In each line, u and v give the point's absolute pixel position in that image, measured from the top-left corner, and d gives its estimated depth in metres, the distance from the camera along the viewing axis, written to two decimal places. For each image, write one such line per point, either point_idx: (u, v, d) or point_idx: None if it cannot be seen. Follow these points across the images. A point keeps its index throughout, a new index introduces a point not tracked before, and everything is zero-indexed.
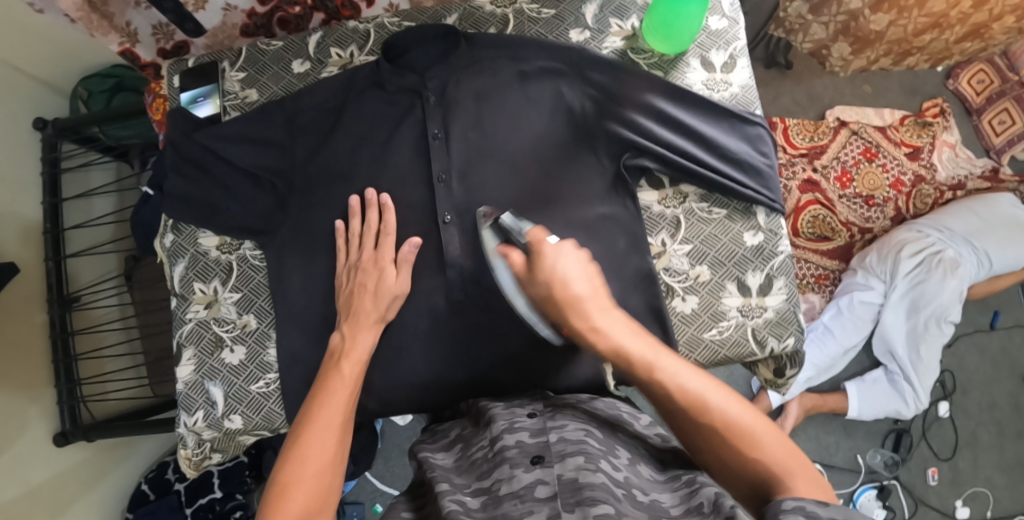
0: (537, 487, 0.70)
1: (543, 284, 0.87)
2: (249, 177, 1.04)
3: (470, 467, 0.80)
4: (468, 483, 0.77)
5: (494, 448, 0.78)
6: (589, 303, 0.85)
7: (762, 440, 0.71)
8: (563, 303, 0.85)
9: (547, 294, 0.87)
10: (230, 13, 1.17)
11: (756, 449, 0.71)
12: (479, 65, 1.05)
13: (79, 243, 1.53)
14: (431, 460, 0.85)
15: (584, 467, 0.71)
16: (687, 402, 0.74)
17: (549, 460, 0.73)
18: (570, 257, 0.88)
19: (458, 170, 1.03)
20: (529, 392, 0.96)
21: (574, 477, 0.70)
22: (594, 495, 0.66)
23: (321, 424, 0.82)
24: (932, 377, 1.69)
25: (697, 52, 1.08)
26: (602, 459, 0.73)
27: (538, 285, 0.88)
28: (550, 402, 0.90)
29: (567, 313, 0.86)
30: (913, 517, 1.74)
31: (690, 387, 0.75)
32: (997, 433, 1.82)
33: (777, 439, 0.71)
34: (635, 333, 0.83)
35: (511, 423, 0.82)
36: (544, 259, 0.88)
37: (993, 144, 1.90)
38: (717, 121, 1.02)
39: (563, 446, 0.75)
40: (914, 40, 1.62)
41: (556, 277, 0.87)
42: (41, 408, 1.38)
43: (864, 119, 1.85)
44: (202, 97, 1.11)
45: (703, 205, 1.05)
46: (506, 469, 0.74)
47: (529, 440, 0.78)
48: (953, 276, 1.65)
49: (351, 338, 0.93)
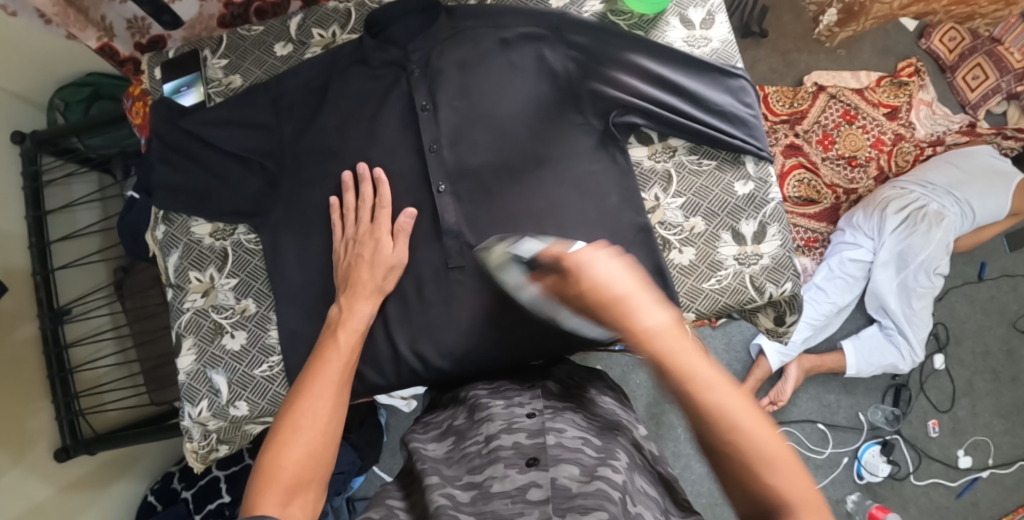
0: (530, 489, 0.70)
1: (581, 296, 0.76)
2: (238, 160, 1.04)
3: (461, 459, 0.80)
4: (459, 476, 0.77)
5: (489, 445, 0.78)
6: (635, 300, 0.73)
7: (772, 479, 0.63)
8: (610, 306, 0.73)
9: (589, 305, 0.75)
10: (206, 4, 1.17)
11: (767, 485, 0.63)
12: (461, 35, 1.05)
13: (68, 255, 1.51)
14: (422, 450, 0.84)
15: (580, 477, 0.70)
16: (711, 423, 0.66)
17: (544, 463, 0.73)
18: (600, 258, 0.77)
19: (448, 138, 1.03)
20: (527, 383, 0.94)
21: (567, 485, 0.69)
22: (587, 502, 0.66)
23: (316, 394, 0.82)
24: (926, 330, 1.71)
25: (675, 10, 1.09)
26: (600, 466, 0.72)
27: (577, 299, 0.76)
28: (553, 398, 0.87)
29: (613, 317, 0.73)
30: (916, 470, 1.77)
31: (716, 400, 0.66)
32: (992, 380, 1.85)
33: (802, 485, 0.63)
34: (680, 331, 0.71)
35: (509, 422, 0.81)
36: (574, 267, 0.77)
37: (968, 99, 1.91)
38: (700, 75, 1.03)
39: (559, 451, 0.74)
40: (900, 13, 1.60)
41: (596, 283, 0.75)
42: (38, 423, 1.36)
43: (841, 83, 1.84)
44: (185, 86, 1.11)
45: (692, 158, 1.06)
46: (501, 467, 0.74)
47: (525, 440, 0.77)
48: (938, 227, 1.67)
49: (348, 309, 0.94)
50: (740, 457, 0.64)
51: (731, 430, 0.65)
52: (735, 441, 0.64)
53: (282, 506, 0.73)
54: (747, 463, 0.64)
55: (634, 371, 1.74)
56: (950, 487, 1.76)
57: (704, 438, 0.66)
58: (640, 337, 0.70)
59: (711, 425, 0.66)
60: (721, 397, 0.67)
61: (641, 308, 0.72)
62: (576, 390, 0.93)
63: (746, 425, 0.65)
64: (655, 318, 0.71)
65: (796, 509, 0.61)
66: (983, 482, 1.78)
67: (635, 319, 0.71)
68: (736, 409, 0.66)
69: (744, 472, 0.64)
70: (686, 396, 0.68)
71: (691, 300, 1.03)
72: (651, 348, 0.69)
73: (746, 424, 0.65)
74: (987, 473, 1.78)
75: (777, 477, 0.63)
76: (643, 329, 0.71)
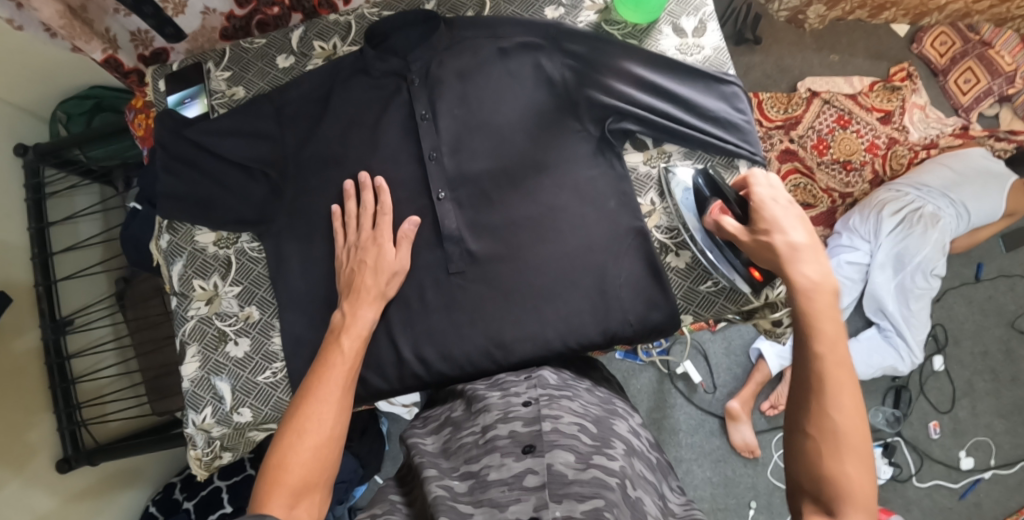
0: (526, 476, 0.71)
1: (762, 230, 0.91)
2: (242, 169, 1.06)
3: (458, 450, 0.81)
4: (457, 467, 0.78)
5: (486, 436, 0.79)
6: (805, 251, 0.87)
7: (838, 467, 0.72)
8: (776, 246, 0.88)
9: (764, 239, 0.90)
10: (209, 17, 1.20)
11: (835, 467, 0.72)
12: (459, 45, 1.07)
13: (70, 266, 1.52)
14: (420, 445, 0.86)
15: (576, 465, 0.72)
16: (817, 397, 0.76)
17: (540, 449, 0.74)
18: (786, 210, 0.92)
19: (448, 145, 1.05)
20: (523, 375, 0.96)
21: (563, 471, 0.71)
22: (584, 490, 0.68)
23: (320, 399, 0.83)
24: (924, 331, 1.72)
25: (668, 19, 1.11)
26: (594, 455, 0.74)
27: (757, 235, 0.92)
28: (549, 387, 0.89)
29: (782, 255, 0.88)
30: (919, 472, 1.77)
31: (828, 379, 0.77)
32: (992, 381, 1.86)
33: (863, 480, 0.72)
34: (834, 300, 0.83)
35: (505, 413, 0.83)
36: (765, 209, 0.92)
37: (960, 103, 1.92)
38: (693, 83, 1.05)
39: (554, 436, 0.76)
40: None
41: (776, 222, 0.91)
42: (40, 435, 1.36)
43: (835, 88, 1.86)
44: (190, 98, 1.13)
45: (687, 162, 1.07)
46: (497, 457, 0.75)
47: (521, 429, 0.78)
48: (934, 229, 1.69)
49: (351, 314, 0.95)
50: (824, 438, 0.74)
51: (829, 411, 0.75)
52: (827, 416, 0.75)
53: (289, 507, 0.76)
54: (828, 445, 0.74)
55: (635, 375, 1.75)
56: (951, 489, 1.77)
57: (802, 403, 0.78)
58: (794, 288, 0.84)
59: (815, 399, 0.76)
60: (835, 383, 0.76)
61: (804, 259, 0.86)
62: (574, 382, 0.94)
63: (842, 417, 0.75)
64: (817, 274, 0.84)
65: (847, 492, 0.71)
66: (985, 483, 1.78)
67: (794, 269, 0.85)
68: (843, 399, 0.76)
69: (822, 452, 0.74)
70: (810, 364, 0.78)
71: (689, 303, 1.05)
72: (801, 294, 0.83)
73: (844, 413, 0.75)
74: (989, 473, 1.79)
75: (845, 464, 0.72)
76: (795, 275, 0.85)
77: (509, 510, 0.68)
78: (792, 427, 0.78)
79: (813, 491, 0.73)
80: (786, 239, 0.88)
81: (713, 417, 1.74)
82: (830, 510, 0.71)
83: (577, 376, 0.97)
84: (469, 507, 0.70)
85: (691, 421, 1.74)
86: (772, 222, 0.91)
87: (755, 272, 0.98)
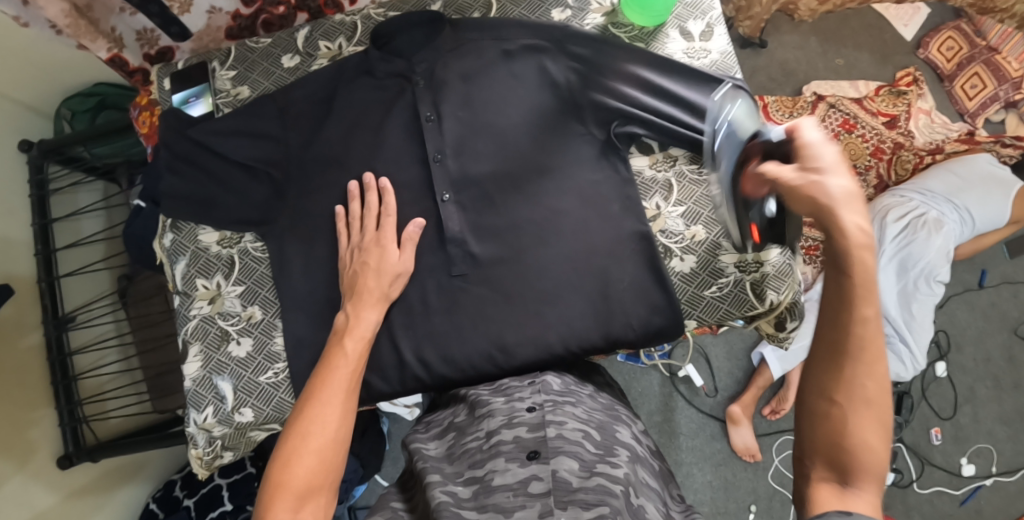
0: (531, 482, 0.72)
1: (806, 175, 0.78)
2: (245, 170, 1.06)
3: (462, 455, 0.81)
4: (460, 472, 0.79)
5: (489, 441, 0.79)
6: (855, 196, 0.76)
7: (864, 437, 0.72)
8: (828, 191, 0.76)
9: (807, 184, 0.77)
10: (215, 16, 1.20)
11: (858, 438, 0.71)
12: (464, 47, 1.07)
13: (72, 263, 1.52)
14: (422, 450, 0.86)
15: (580, 472, 0.72)
16: (851, 363, 0.73)
17: (545, 456, 0.74)
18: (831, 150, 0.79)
19: (452, 148, 1.05)
20: (527, 379, 0.95)
21: (567, 478, 0.71)
22: (588, 497, 0.69)
23: (325, 401, 0.83)
24: (927, 336, 1.68)
25: (675, 23, 1.11)
26: (598, 463, 0.74)
27: (798, 179, 0.79)
28: (552, 393, 0.88)
29: (826, 202, 0.76)
30: (920, 479, 1.76)
31: (867, 341, 0.73)
32: (994, 386, 1.85)
33: (881, 447, 0.72)
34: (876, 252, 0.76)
35: (509, 418, 0.82)
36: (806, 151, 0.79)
37: (967, 108, 1.93)
38: (701, 87, 1.02)
39: (559, 443, 0.76)
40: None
41: (820, 164, 0.78)
42: (41, 431, 1.36)
43: (839, 92, 1.86)
44: (194, 97, 1.13)
45: (693, 167, 1.07)
46: (501, 461, 0.75)
47: (526, 434, 0.78)
48: (937, 234, 1.67)
49: (355, 316, 0.95)
50: (853, 407, 0.72)
51: (861, 380, 0.72)
52: (858, 380, 0.72)
53: (294, 511, 0.76)
54: (856, 415, 0.72)
55: (636, 379, 1.75)
56: (952, 495, 1.76)
57: (832, 369, 0.74)
58: (844, 240, 0.74)
59: (850, 367, 0.73)
60: (873, 348, 0.72)
61: (854, 208, 0.76)
62: (578, 387, 0.95)
63: (873, 388, 0.72)
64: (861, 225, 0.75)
65: (868, 461, 0.71)
66: (986, 490, 1.78)
67: (839, 218, 0.75)
68: (876, 368, 0.73)
69: (849, 420, 0.72)
70: (849, 330, 0.73)
71: (693, 308, 1.04)
72: (847, 245, 0.74)
73: (872, 382, 0.72)
74: (990, 481, 1.78)
75: (866, 433, 0.72)
76: (845, 224, 0.74)
77: (514, 516, 0.69)
78: (816, 390, 0.75)
79: (828, 458, 0.73)
80: (838, 184, 0.76)
81: (714, 421, 1.74)
82: (843, 479, 0.72)
83: (579, 381, 0.97)
84: (473, 513, 0.71)
85: (693, 424, 1.74)
86: (834, 163, 0.77)
87: (755, 232, 0.97)
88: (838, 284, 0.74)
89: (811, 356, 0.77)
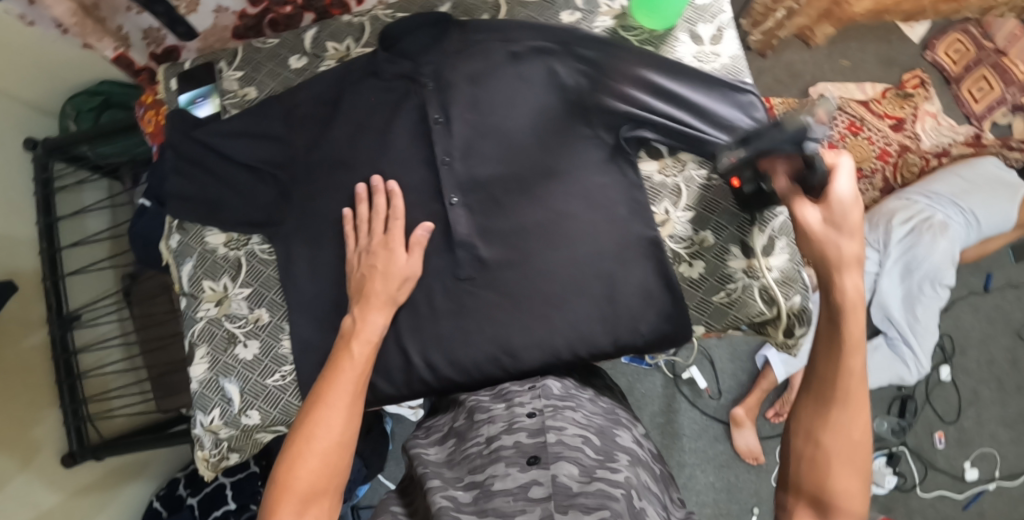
0: (531, 487, 0.72)
1: (823, 234, 0.85)
2: (251, 171, 1.05)
3: (462, 461, 0.81)
4: (460, 477, 0.78)
5: (490, 446, 0.79)
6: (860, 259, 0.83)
7: (845, 480, 0.73)
8: (839, 252, 0.83)
9: (822, 244, 0.84)
10: (222, 15, 1.20)
11: (838, 480, 0.73)
12: (472, 49, 1.06)
13: (76, 261, 1.52)
14: (423, 455, 0.85)
15: (580, 477, 0.72)
16: (835, 407, 0.76)
17: (545, 461, 0.74)
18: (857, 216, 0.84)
19: (460, 150, 1.04)
20: (527, 384, 0.95)
21: (567, 483, 0.71)
22: (589, 501, 0.69)
23: (331, 404, 0.83)
24: (932, 339, 1.68)
25: (685, 26, 1.10)
26: (599, 469, 0.74)
27: (813, 238, 0.86)
28: (552, 398, 0.89)
29: (833, 263, 0.83)
30: (923, 482, 1.76)
31: (851, 388, 0.77)
32: (998, 390, 1.85)
33: (861, 493, 0.73)
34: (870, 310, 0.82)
35: (510, 424, 0.83)
36: (834, 209, 0.85)
37: (973, 111, 1.94)
38: (708, 91, 1.04)
39: (559, 448, 0.76)
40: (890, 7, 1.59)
41: (842, 225, 0.84)
42: (45, 430, 1.36)
43: (847, 94, 1.86)
44: (201, 97, 1.12)
45: (702, 172, 1.06)
46: (501, 467, 0.75)
47: (526, 439, 0.79)
48: (943, 237, 1.66)
49: (362, 319, 0.94)
50: (836, 451, 0.75)
51: (846, 425, 0.75)
52: (841, 424, 0.76)
53: (296, 515, 0.76)
54: (839, 458, 0.74)
55: (639, 380, 1.75)
56: (955, 499, 1.76)
57: (818, 411, 0.77)
58: (841, 298, 0.80)
59: (836, 410, 0.76)
60: (856, 394, 0.77)
61: (857, 270, 0.83)
62: (578, 390, 0.94)
63: (856, 433, 0.75)
64: (859, 287, 0.82)
65: (848, 505, 0.72)
66: (989, 494, 1.78)
67: (841, 279, 0.82)
68: (861, 416, 0.76)
69: (831, 463, 0.74)
70: (836, 376, 0.78)
71: (701, 313, 1.05)
72: (843, 300, 0.80)
73: (856, 428, 0.75)
74: (993, 485, 1.78)
75: (848, 478, 0.73)
76: (843, 283, 0.82)
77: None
78: (801, 432, 0.78)
79: (812, 498, 0.74)
80: (848, 244, 0.83)
81: (718, 423, 1.74)
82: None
83: (580, 385, 0.96)
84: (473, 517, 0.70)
85: (696, 426, 1.74)
86: (854, 227, 0.83)
87: (734, 180, 1.00)
88: (829, 336, 0.81)
89: (800, 399, 0.81)
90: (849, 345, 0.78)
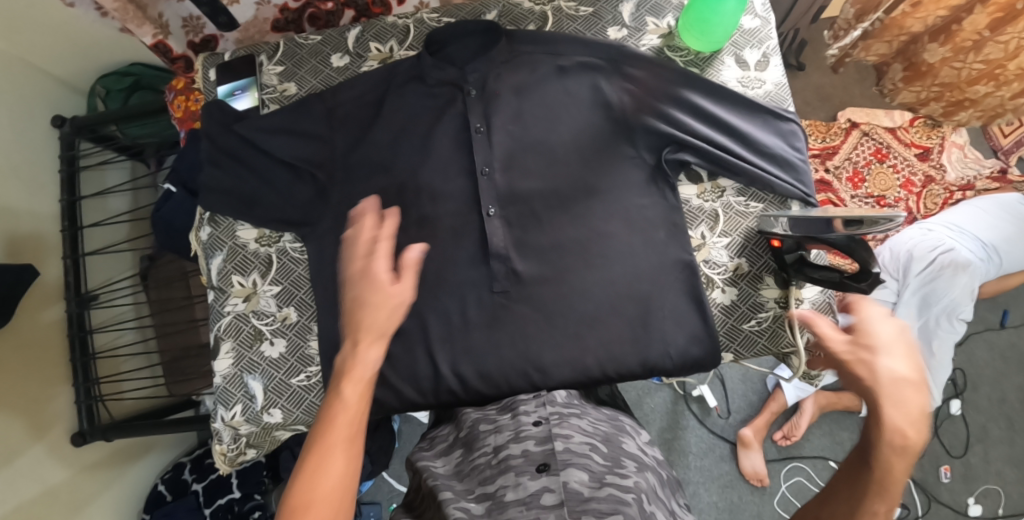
0: (542, 495, 0.72)
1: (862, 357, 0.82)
2: (289, 169, 1.05)
3: (472, 472, 0.80)
4: (471, 489, 0.78)
5: (499, 456, 0.79)
6: (912, 385, 0.78)
7: None
8: (876, 371, 0.80)
9: (857, 364, 0.82)
10: (263, 8, 1.19)
11: None
12: (518, 60, 1.05)
13: (95, 241, 1.51)
14: (431, 467, 0.85)
15: (590, 483, 0.73)
16: None
17: (555, 468, 0.74)
18: (891, 334, 0.82)
19: (501, 161, 1.04)
20: (534, 395, 0.96)
21: (578, 489, 0.71)
22: (602, 506, 0.69)
23: (326, 457, 0.74)
24: (944, 374, 1.63)
25: (731, 50, 1.10)
26: (608, 475, 0.74)
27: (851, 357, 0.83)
28: (557, 407, 0.89)
29: (878, 388, 0.78)
30: (926, 515, 1.75)
31: None
32: (1008, 428, 1.83)
33: None
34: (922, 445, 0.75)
35: (517, 433, 0.83)
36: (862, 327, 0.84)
37: (1001, 145, 1.90)
38: (751, 117, 1.04)
39: (568, 455, 0.76)
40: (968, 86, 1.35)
41: (875, 345, 0.82)
42: (57, 408, 1.36)
43: (875, 120, 1.81)
44: (240, 89, 1.12)
45: (740, 199, 1.06)
46: (512, 476, 0.75)
47: (534, 448, 0.78)
48: (964, 273, 1.58)
49: (351, 355, 0.81)
50: None
51: None
52: None
53: None
54: None
55: (648, 395, 1.76)
56: None
57: None
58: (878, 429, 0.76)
59: None
60: None
61: (909, 397, 0.77)
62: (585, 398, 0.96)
63: None
64: (910, 418, 0.76)
65: None
66: None
67: (882, 405, 0.77)
68: None
69: None
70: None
71: (730, 340, 1.04)
72: (882, 430, 0.76)
73: None
74: None
75: None
76: (886, 412, 0.77)
77: None
78: None
79: None
80: (889, 367, 0.79)
81: (724, 443, 1.73)
82: None
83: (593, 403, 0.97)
84: None
85: (702, 445, 1.73)
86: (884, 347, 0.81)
87: (775, 241, 0.99)
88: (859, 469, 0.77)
89: None
90: (877, 486, 0.74)
